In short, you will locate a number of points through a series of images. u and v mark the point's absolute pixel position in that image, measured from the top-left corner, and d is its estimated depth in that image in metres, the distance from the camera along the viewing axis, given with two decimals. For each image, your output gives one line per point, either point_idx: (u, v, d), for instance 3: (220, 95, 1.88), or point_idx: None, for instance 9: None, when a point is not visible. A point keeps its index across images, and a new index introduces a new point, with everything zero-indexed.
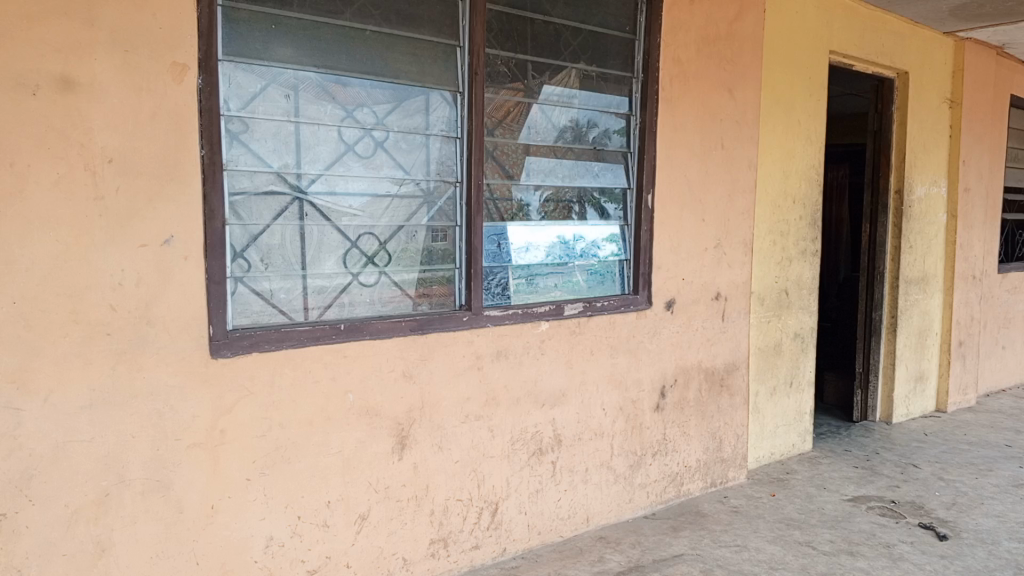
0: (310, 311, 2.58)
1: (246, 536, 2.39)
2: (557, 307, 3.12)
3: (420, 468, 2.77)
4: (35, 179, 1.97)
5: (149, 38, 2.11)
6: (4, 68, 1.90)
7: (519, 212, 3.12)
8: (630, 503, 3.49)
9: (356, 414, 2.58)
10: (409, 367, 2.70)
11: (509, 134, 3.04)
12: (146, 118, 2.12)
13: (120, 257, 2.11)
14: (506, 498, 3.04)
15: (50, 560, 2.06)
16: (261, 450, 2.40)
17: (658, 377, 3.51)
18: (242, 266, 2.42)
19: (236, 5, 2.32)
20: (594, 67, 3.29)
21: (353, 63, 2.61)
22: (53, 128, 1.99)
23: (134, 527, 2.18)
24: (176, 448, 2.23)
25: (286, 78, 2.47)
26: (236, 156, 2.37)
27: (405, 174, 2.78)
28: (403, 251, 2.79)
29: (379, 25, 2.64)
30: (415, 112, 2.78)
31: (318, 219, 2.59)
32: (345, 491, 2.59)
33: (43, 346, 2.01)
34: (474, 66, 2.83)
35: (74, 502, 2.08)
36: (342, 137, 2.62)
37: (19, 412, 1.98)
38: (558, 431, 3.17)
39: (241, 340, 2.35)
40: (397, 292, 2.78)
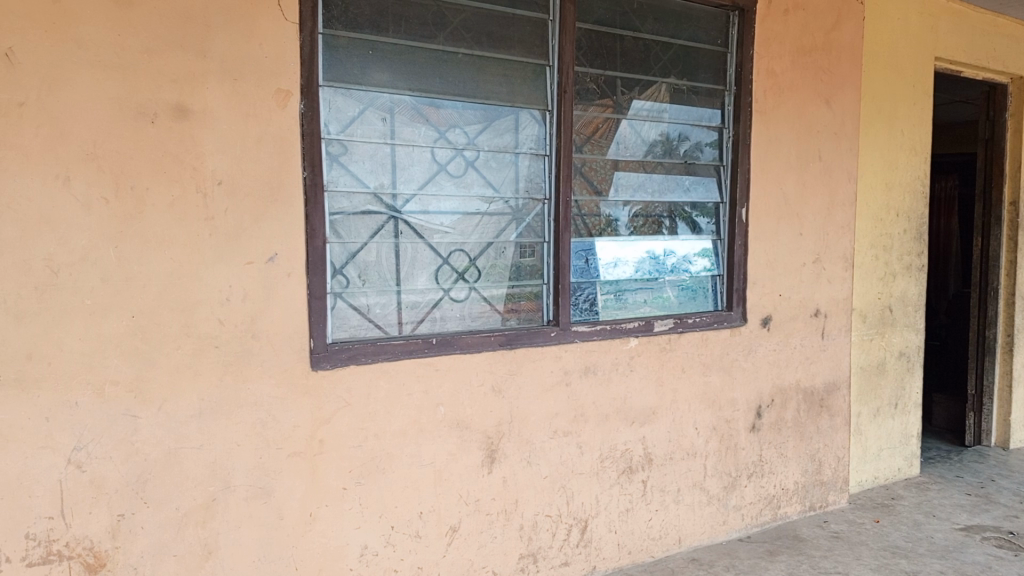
0: (404, 325, 2.65)
1: (342, 544, 2.47)
2: (648, 323, 3.09)
3: (510, 482, 2.78)
4: (153, 201, 2.11)
5: (256, 66, 2.23)
6: (127, 98, 2.06)
7: (608, 228, 3.12)
8: (724, 526, 3.40)
9: (447, 427, 2.62)
10: (499, 382, 2.72)
11: (598, 150, 3.05)
12: (252, 142, 2.24)
13: (228, 274, 2.23)
14: (596, 516, 3.02)
15: (163, 560, 2.19)
16: (357, 461, 2.47)
17: (753, 396, 3.41)
18: (341, 282, 2.51)
19: (336, 32, 2.43)
20: (685, 81, 3.26)
21: (445, 85, 2.68)
22: (170, 153, 2.13)
23: (239, 531, 2.29)
24: (278, 457, 2.33)
25: (382, 102, 2.56)
26: (336, 177, 2.47)
27: (495, 192, 2.82)
28: (492, 267, 2.83)
29: (470, 48, 2.71)
30: (505, 130, 2.82)
31: (412, 237, 2.66)
32: (437, 503, 2.63)
33: (158, 357, 2.14)
34: (563, 84, 2.86)
35: (184, 506, 2.21)
36: (435, 157, 2.69)
37: (136, 418, 2.12)
38: (649, 449, 3.13)
39: (340, 353, 2.43)
40: (487, 307, 2.82)
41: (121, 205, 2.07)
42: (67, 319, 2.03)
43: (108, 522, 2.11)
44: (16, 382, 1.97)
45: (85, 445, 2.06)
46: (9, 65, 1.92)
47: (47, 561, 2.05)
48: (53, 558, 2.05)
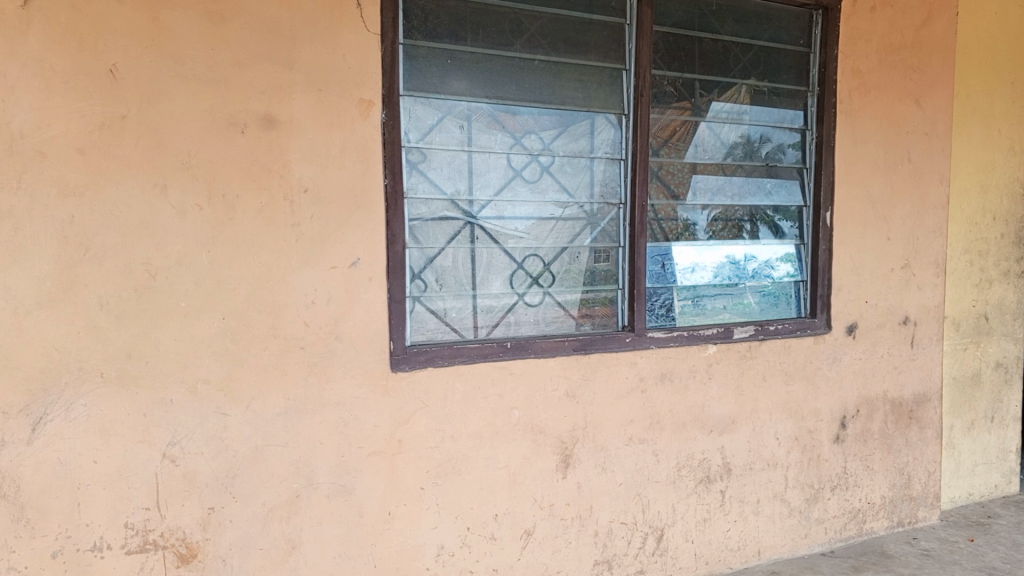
0: (480, 329, 2.68)
1: (419, 544, 2.51)
2: (727, 330, 3.03)
3: (584, 487, 2.78)
4: (243, 208, 2.21)
5: (340, 78, 2.31)
6: (220, 110, 2.17)
7: (685, 232, 3.08)
8: (806, 539, 3.30)
9: (522, 430, 2.64)
10: (573, 387, 2.72)
11: (675, 153, 3.02)
12: (336, 151, 2.32)
13: (313, 278, 2.31)
14: (672, 525, 2.98)
15: (249, 553, 2.28)
16: (435, 461, 2.51)
17: (838, 406, 3.30)
18: (419, 286, 2.57)
19: (416, 42, 2.49)
20: (766, 83, 3.19)
21: (522, 92, 2.70)
22: (259, 162, 2.22)
23: (321, 527, 2.37)
24: (358, 456, 2.40)
25: (460, 110, 2.61)
26: (416, 184, 2.54)
27: (570, 197, 2.83)
28: (567, 272, 2.84)
29: (547, 54, 2.72)
30: (581, 135, 2.82)
31: (488, 242, 2.69)
32: (512, 506, 2.65)
33: (247, 357, 2.23)
34: (640, 88, 2.84)
35: (269, 501, 2.29)
36: (511, 163, 2.72)
37: (226, 416, 2.22)
38: (727, 458, 3.07)
39: (418, 355, 2.48)
40: (561, 312, 2.82)
41: (214, 211, 2.18)
42: (163, 320, 2.14)
43: (199, 515, 2.21)
44: (117, 379, 2.10)
45: (178, 440, 2.17)
46: (113, 81, 2.05)
47: (143, 549, 2.16)
48: (148, 547, 2.17)
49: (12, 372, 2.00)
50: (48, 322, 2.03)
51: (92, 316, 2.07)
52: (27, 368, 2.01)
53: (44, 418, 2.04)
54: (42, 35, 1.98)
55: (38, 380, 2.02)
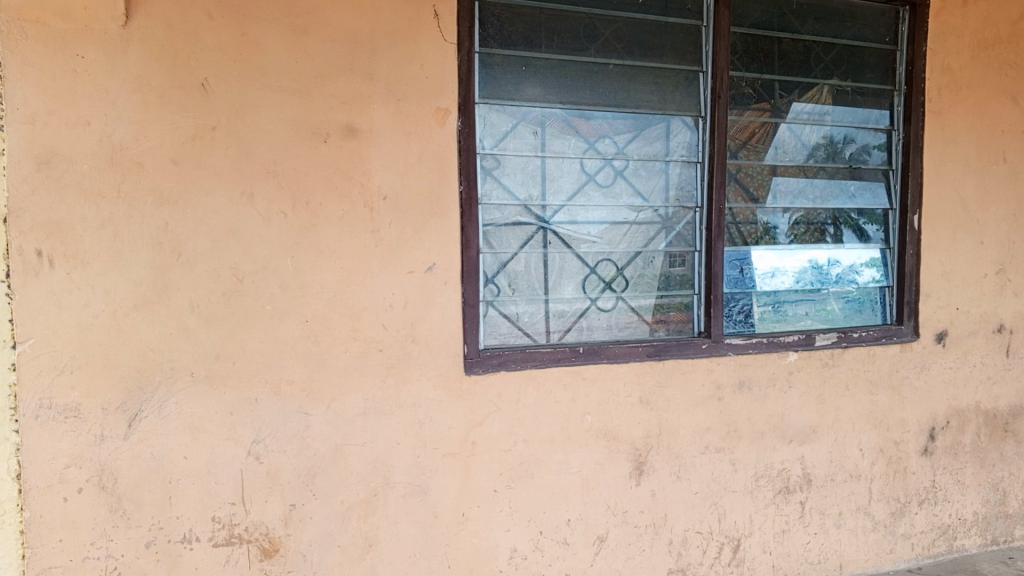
0: (552, 334, 2.69)
1: (493, 545, 2.54)
2: (808, 337, 2.95)
3: (659, 495, 2.75)
4: (326, 215, 2.28)
5: (418, 87, 2.36)
6: (304, 121, 2.25)
7: (765, 236, 3.02)
8: (892, 555, 3.17)
9: (594, 436, 2.63)
10: (647, 394, 2.70)
11: (754, 155, 2.96)
12: (414, 158, 2.37)
13: (391, 283, 2.37)
14: (749, 536, 2.92)
15: (328, 549, 2.35)
16: (508, 464, 2.53)
17: (926, 417, 3.16)
18: (492, 290, 2.61)
19: (490, 50, 2.53)
20: (849, 82, 3.10)
21: (596, 97, 2.70)
22: (341, 171, 2.29)
23: (397, 526, 2.42)
24: (433, 457, 2.44)
25: (534, 116, 2.63)
26: (489, 190, 2.58)
27: (644, 201, 2.81)
28: (640, 277, 2.82)
29: (622, 58, 2.71)
30: (656, 139, 2.80)
31: (560, 247, 2.71)
32: (585, 511, 2.65)
33: (328, 359, 2.31)
34: (717, 90, 2.77)
35: (348, 499, 2.36)
36: (584, 168, 2.72)
37: (308, 415, 2.30)
38: (808, 469, 2.98)
39: (491, 359, 2.50)
40: (634, 317, 2.81)
41: (298, 218, 2.26)
42: (250, 322, 2.23)
43: (281, 511, 2.30)
44: (206, 379, 2.20)
45: (262, 438, 2.26)
46: (204, 94, 2.16)
47: (229, 543, 2.26)
48: (234, 541, 2.26)
49: (111, 370, 2.12)
50: (144, 323, 2.14)
51: (184, 318, 2.17)
52: (124, 367, 2.13)
53: (139, 414, 2.15)
54: (140, 53, 2.10)
55: (134, 379, 2.14)
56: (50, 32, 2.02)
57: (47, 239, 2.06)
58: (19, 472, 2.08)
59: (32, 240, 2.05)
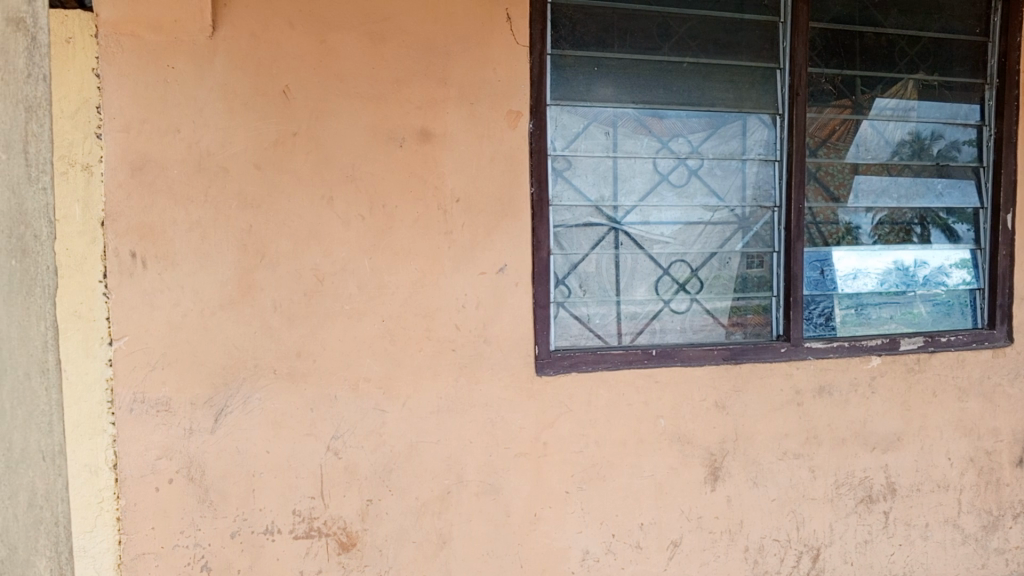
0: (624, 335, 2.68)
1: (565, 547, 2.54)
2: (892, 341, 2.84)
3: (734, 501, 2.70)
4: (401, 218, 2.34)
5: (491, 90, 2.39)
6: (381, 126, 2.31)
7: (847, 236, 2.93)
8: (983, 570, 3.03)
9: (668, 439, 2.61)
10: (722, 398, 2.65)
11: (834, 153, 2.87)
12: (486, 161, 2.40)
13: (464, 284, 2.40)
14: (830, 545, 2.83)
15: (404, 544, 2.40)
16: (580, 466, 2.53)
17: (1021, 426, 3.00)
18: (563, 291, 2.62)
19: (563, 52, 2.54)
20: (937, 76, 2.97)
21: (669, 96, 2.67)
22: (415, 174, 2.34)
23: (470, 524, 2.45)
24: (505, 456, 2.46)
25: (606, 116, 2.62)
26: (560, 192, 2.59)
27: (719, 201, 2.76)
28: (716, 278, 2.77)
29: (696, 56, 2.68)
30: (732, 137, 2.74)
31: (632, 247, 2.69)
32: (658, 515, 2.62)
33: (403, 358, 2.36)
34: (795, 87, 2.71)
35: (422, 496, 2.41)
36: (657, 168, 2.70)
37: (384, 413, 2.35)
38: (892, 478, 2.87)
39: (562, 360, 2.51)
40: (709, 319, 2.76)
41: (375, 222, 2.32)
42: (329, 322, 2.30)
43: (359, 506, 2.36)
44: (288, 375, 2.28)
45: (341, 434, 2.33)
46: (286, 101, 2.24)
47: (309, 535, 2.33)
48: (313, 534, 2.33)
49: (199, 367, 2.22)
50: (230, 322, 2.24)
51: (268, 317, 2.26)
52: (211, 364, 2.23)
53: (225, 409, 2.25)
54: (227, 63, 2.19)
55: (220, 375, 2.24)
56: (144, 45, 2.13)
57: (141, 242, 2.17)
58: (116, 461, 2.20)
59: (126, 243, 2.16)
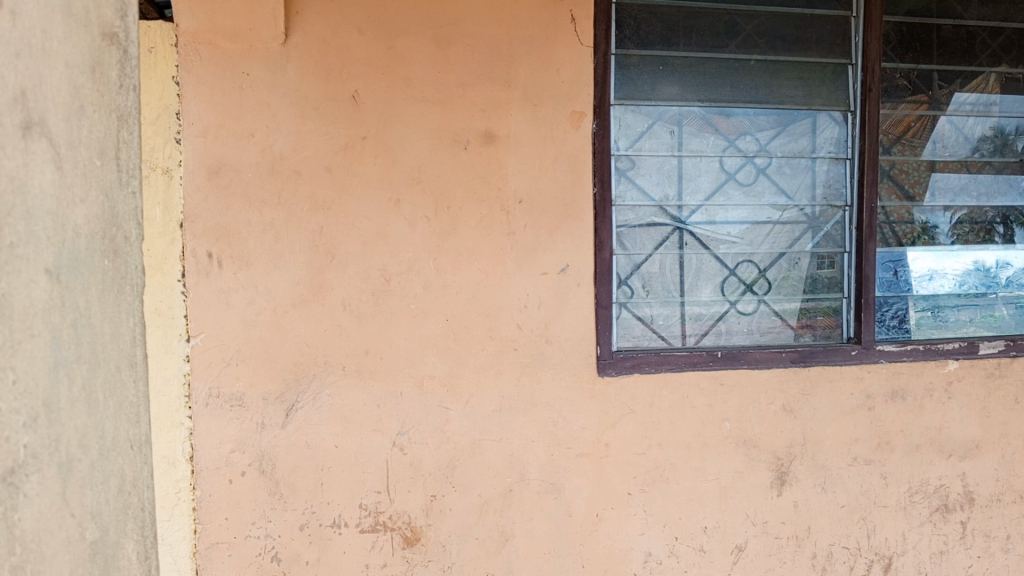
0: (688, 337, 2.66)
1: (627, 548, 2.53)
2: (971, 345, 2.74)
3: (802, 507, 2.64)
4: (465, 219, 2.37)
5: (554, 91, 2.40)
6: (446, 128, 2.35)
7: (922, 236, 2.83)
8: None
9: (732, 442, 2.57)
10: (790, 401, 2.60)
11: (910, 151, 2.78)
12: (549, 162, 2.41)
13: (527, 284, 2.42)
14: (903, 555, 2.74)
15: (467, 541, 2.44)
16: (642, 467, 2.52)
17: None
18: (626, 292, 2.61)
19: (627, 51, 2.54)
20: (1020, 69, 2.85)
21: (736, 94, 2.63)
22: (479, 176, 2.37)
23: (532, 523, 2.47)
24: (567, 456, 2.47)
25: (671, 115, 2.60)
26: (624, 191, 2.58)
27: (788, 200, 2.71)
28: (785, 279, 2.72)
29: (764, 53, 2.63)
30: (801, 135, 2.68)
31: (697, 248, 2.66)
32: (722, 519, 2.59)
33: (466, 357, 2.39)
34: (868, 83, 2.64)
35: (485, 493, 2.43)
36: (723, 166, 2.66)
37: (447, 410, 2.39)
38: (970, 487, 2.76)
39: (624, 361, 2.50)
40: (777, 321, 2.71)
41: (439, 223, 2.36)
42: (395, 321, 2.36)
43: (423, 501, 2.40)
44: (356, 372, 2.34)
45: (406, 431, 2.37)
46: (355, 106, 2.30)
47: (375, 529, 2.39)
48: (379, 528, 2.39)
49: (271, 363, 2.31)
50: (300, 320, 2.31)
51: (336, 316, 2.33)
52: (283, 360, 2.31)
53: (295, 405, 2.32)
54: (298, 69, 2.27)
55: (291, 371, 2.32)
56: (220, 53, 2.22)
57: (216, 242, 2.26)
58: (192, 454, 2.29)
59: (204, 243, 2.26)
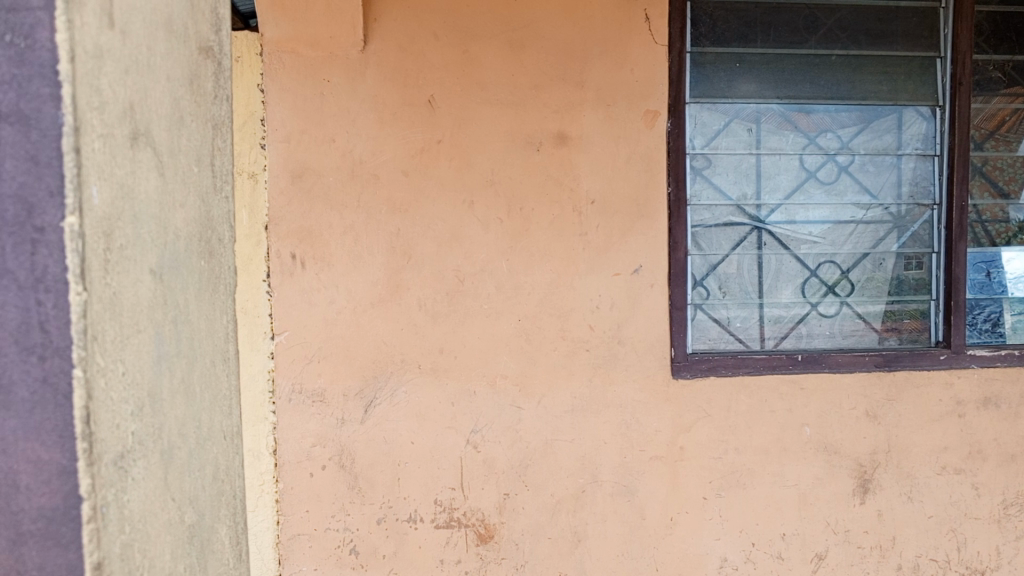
0: (767, 340, 2.60)
1: (702, 553, 2.50)
2: None
3: (886, 517, 2.56)
4: (537, 220, 2.39)
5: (628, 91, 2.40)
6: (519, 130, 2.37)
7: (1018, 235, 2.69)
8: None
9: (812, 448, 2.51)
10: (873, 407, 2.52)
11: (1005, 146, 2.65)
12: (623, 162, 2.41)
13: (599, 285, 2.42)
14: (996, 570, 2.62)
15: (540, 540, 2.46)
16: (718, 472, 2.49)
17: None
18: (702, 293, 2.57)
19: (703, 49, 2.50)
20: None
21: (817, 90, 2.56)
22: (552, 177, 2.39)
23: (605, 525, 2.47)
24: (641, 458, 2.46)
25: (748, 113, 2.55)
26: (700, 191, 2.55)
27: (872, 199, 2.62)
28: (868, 280, 2.63)
29: (846, 48, 2.56)
30: (886, 131, 2.60)
31: (777, 248, 2.60)
32: (801, 526, 2.53)
33: (540, 357, 2.41)
34: (959, 76, 2.53)
35: (558, 493, 2.45)
36: (804, 165, 2.59)
37: (520, 410, 2.42)
38: None
39: (700, 363, 2.48)
40: (861, 324, 2.63)
41: (512, 224, 2.39)
42: (469, 321, 2.40)
43: (496, 499, 2.44)
44: (431, 371, 2.39)
45: (480, 429, 2.41)
46: (431, 110, 2.35)
47: (449, 525, 2.44)
48: (453, 524, 2.43)
49: (351, 361, 2.38)
50: (379, 320, 2.38)
51: (412, 315, 2.39)
52: (362, 358, 2.38)
53: (373, 401, 2.39)
54: (376, 75, 2.33)
55: (370, 369, 2.38)
56: (303, 61, 2.31)
57: (299, 244, 2.35)
58: (275, 447, 2.38)
59: (287, 245, 2.35)
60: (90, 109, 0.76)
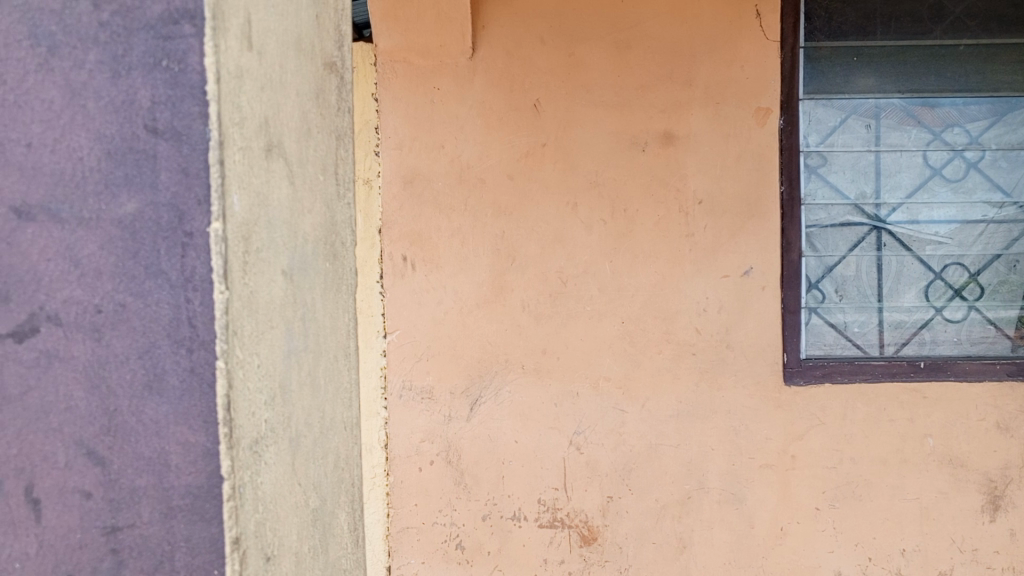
0: (887, 346, 2.45)
1: (814, 565, 2.43)
2: None
3: (1019, 536, 2.39)
4: (642, 221, 2.39)
5: (738, 88, 2.37)
6: (625, 131, 2.38)
7: None
8: None
9: (936, 460, 2.39)
10: (1005, 418, 2.38)
11: None
12: (732, 160, 2.38)
13: (706, 287, 2.40)
14: None
15: (644, 544, 2.45)
16: (832, 482, 2.40)
17: None
18: (817, 296, 2.46)
19: (818, 44, 2.42)
20: None
21: (943, 82, 2.42)
22: (658, 178, 2.38)
23: (711, 531, 2.43)
24: (749, 466, 2.41)
25: (867, 108, 2.43)
26: (814, 190, 2.45)
27: (1006, 197, 2.45)
28: (1001, 283, 2.45)
29: (975, 36, 2.42)
30: (1019, 124, 2.44)
31: (898, 249, 2.45)
32: (923, 543, 2.41)
33: (644, 360, 2.41)
34: None
35: (662, 498, 2.43)
36: (928, 161, 2.45)
37: (623, 412, 2.42)
38: None
39: (814, 369, 2.41)
40: (991, 331, 2.45)
41: (616, 226, 2.39)
42: (573, 322, 2.42)
43: (600, 501, 2.45)
44: (535, 371, 2.43)
45: (583, 430, 2.43)
46: (537, 113, 2.39)
47: (553, 525, 2.47)
48: (557, 524, 2.46)
49: (458, 360, 2.45)
50: (484, 320, 2.44)
51: (517, 316, 2.43)
52: (468, 358, 2.45)
53: (479, 400, 2.45)
54: (483, 81, 2.40)
55: (476, 368, 2.45)
56: (414, 70, 2.40)
57: (411, 247, 2.44)
58: (386, 442, 2.48)
59: (400, 248, 2.44)
60: (231, 125, 0.84)
